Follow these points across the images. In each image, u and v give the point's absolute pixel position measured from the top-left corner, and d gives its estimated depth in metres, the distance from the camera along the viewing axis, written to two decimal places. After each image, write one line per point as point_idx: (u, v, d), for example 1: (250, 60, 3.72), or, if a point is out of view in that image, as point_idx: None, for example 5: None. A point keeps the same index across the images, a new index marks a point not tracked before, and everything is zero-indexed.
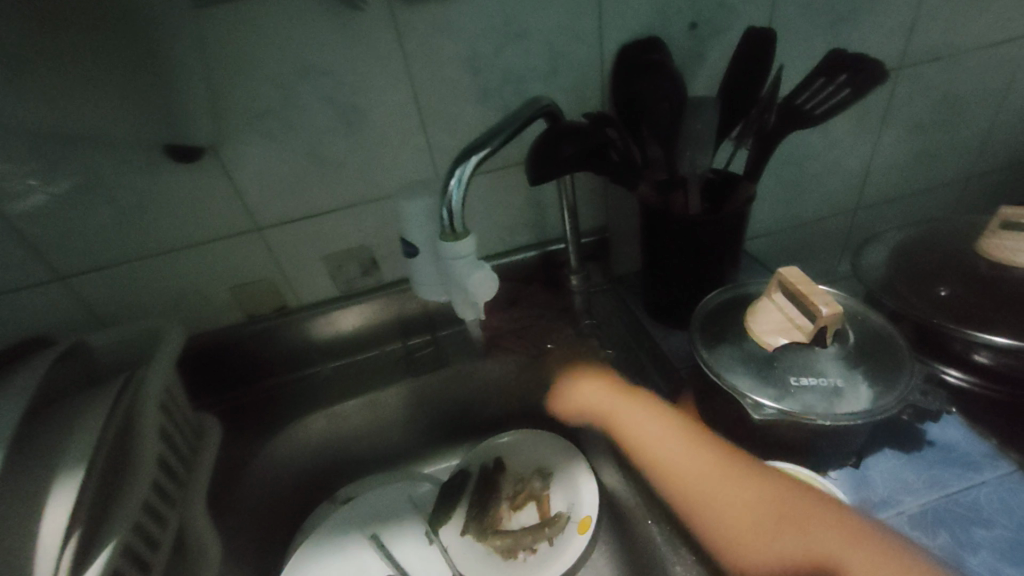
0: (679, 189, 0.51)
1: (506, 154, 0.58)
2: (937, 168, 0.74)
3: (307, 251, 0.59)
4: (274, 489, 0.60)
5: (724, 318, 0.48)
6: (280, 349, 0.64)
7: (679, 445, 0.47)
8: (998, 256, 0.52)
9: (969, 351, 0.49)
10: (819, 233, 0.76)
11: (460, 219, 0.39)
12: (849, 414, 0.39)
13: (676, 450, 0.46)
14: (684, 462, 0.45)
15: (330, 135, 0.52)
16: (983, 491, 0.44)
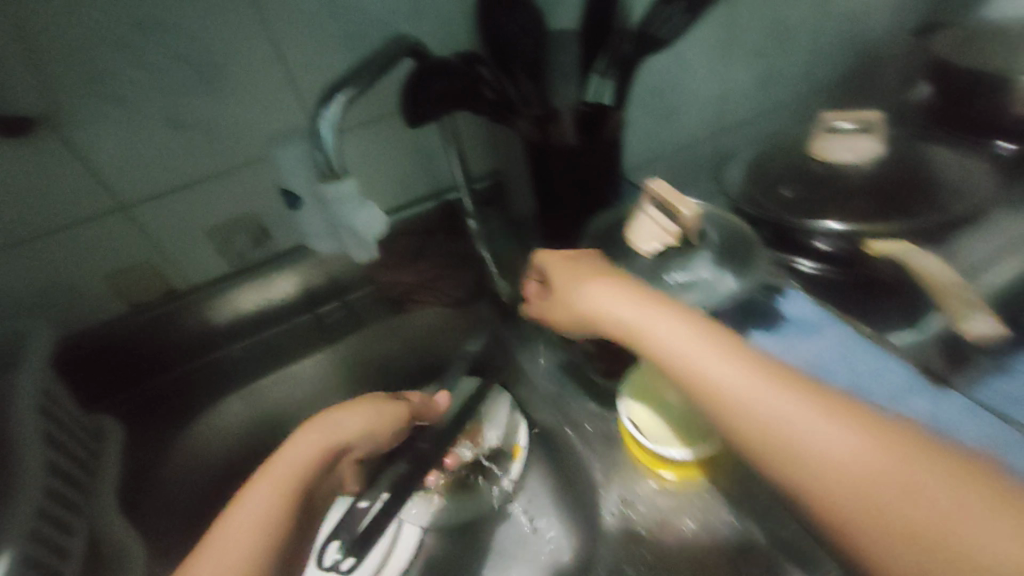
0: (554, 121, 0.54)
1: (386, 102, 0.57)
2: (781, 86, 0.84)
3: (187, 226, 0.56)
4: (201, 484, 0.57)
5: (610, 236, 0.53)
6: (176, 338, 0.60)
7: (710, 364, 0.35)
8: (823, 155, 0.61)
9: (812, 240, 0.56)
10: (692, 159, 0.84)
11: (340, 161, 0.39)
12: (719, 299, 0.46)
13: (719, 364, 0.34)
14: (724, 375, 0.34)
15: (187, 96, 0.49)
16: (827, 350, 0.52)
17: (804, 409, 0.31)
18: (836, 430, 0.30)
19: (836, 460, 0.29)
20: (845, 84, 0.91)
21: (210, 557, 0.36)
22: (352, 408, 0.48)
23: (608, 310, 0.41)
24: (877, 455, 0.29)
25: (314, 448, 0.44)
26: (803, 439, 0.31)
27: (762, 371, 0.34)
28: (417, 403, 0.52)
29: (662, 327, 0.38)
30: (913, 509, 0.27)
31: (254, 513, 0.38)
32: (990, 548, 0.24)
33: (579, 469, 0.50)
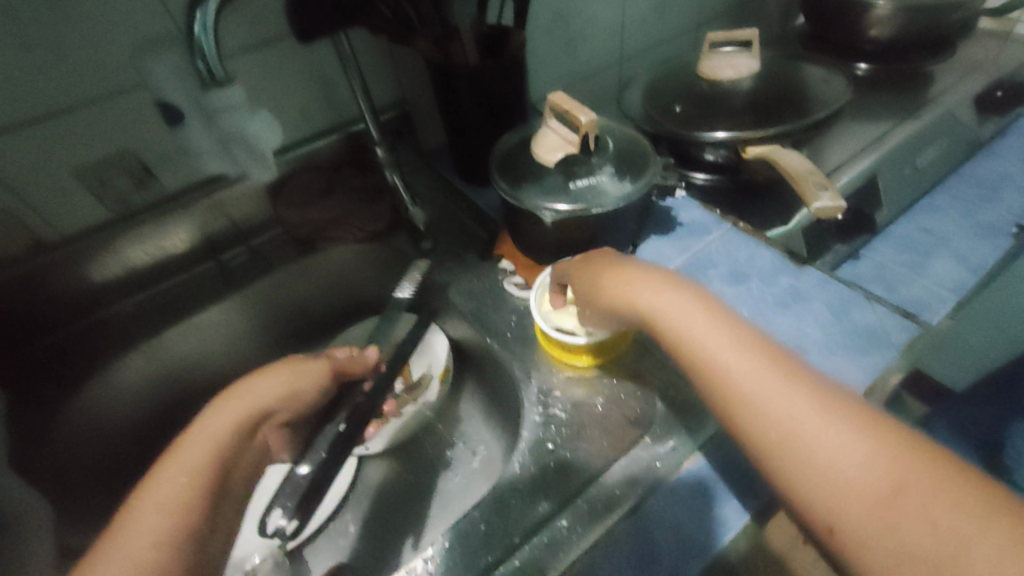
0: (455, 40, 0.52)
1: (273, 22, 0.53)
2: (675, 15, 0.88)
3: (48, 167, 0.49)
4: (109, 444, 0.55)
5: (517, 154, 0.54)
6: (52, 296, 0.54)
7: (721, 339, 0.35)
8: (711, 75, 0.65)
9: (702, 152, 0.62)
10: (597, 89, 0.86)
11: (221, 67, 0.36)
12: (616, 200, 0.48)
13: (731, 350, 0.35)
14: (730, 354, 0.34)
15: (25, 7, 0.42)
16: (715, 245, 0.58)
17: (780, 387, 0.31)
18: (803, 400, 0.30)
19: (805, 428, 0.29)
20: (733, 15, 0.97)
21: (118, 537, 0.32)
22: (267, 374, 0.45)
23: (632, 286, 0.41)
24: (843, 433, 0.28)
25: (228, 417, 0.41)
26: (779, 404, 0.31)
27: (763, 352, 0.34)
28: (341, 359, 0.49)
29: (675, 311, 0.38)
30: (862, 489, 0.26)
31: (166, 490, 0.35)
32: (937, 507, 0.24)
33: (503, 374, 0.53)
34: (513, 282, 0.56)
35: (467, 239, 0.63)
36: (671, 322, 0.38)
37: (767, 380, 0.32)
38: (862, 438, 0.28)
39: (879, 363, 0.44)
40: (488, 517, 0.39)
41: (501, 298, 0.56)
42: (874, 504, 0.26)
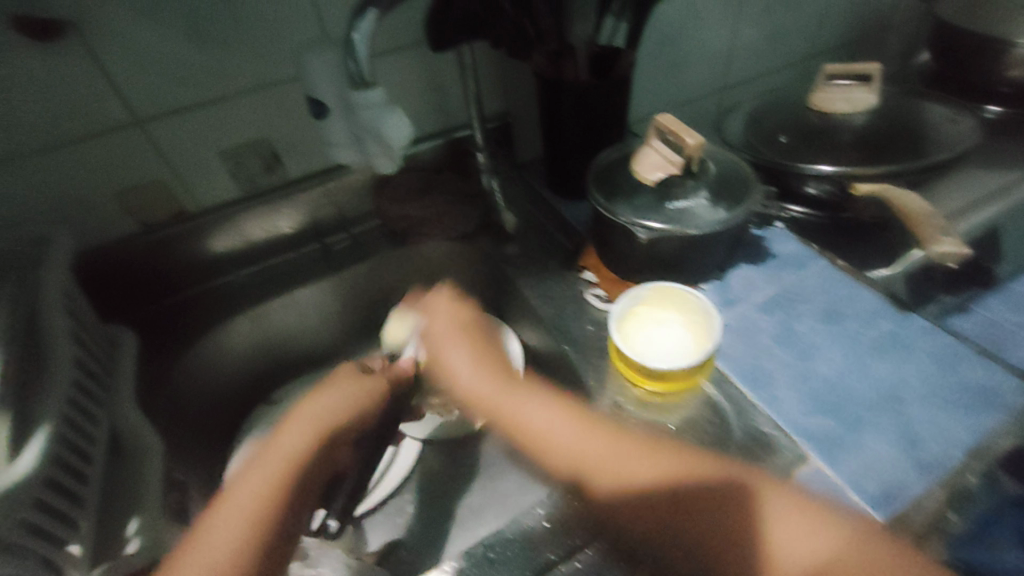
0: (568, 57, 0.56)
1: (404, 32, 0.58)
2: (785, 47, 0.86)
3: (199, 145, 0.56)
4: (211, 397, 0.60)
5: (615, 170, 0.55)
6: (182, 261, 0.62)
7: (599, 442, 0.43)
8: (823, 108, 0.63)
9: (802, 185, 0.60)
10: (693, 113, 0.86)
11: (369, 70, 0.42)
12: (714, 223, 0.48)
13: (580, 440, 0.43)
14: (597, 457, 0.42)
15: (209, 9, 0.49)
16: (809, 280, 0.55)
17: (608, 454, 0.42)
18: (607, 454, 0.42)
19: (631, 480, 0.39)
20: (847, 51, 0.94)
21: (208, 537, 0.37)
22: (329, 392, 0.49)
23: (454, 368, 0.53)
24: (638, 462, 0.40)
25: (301, 436, 0.45)
26: (606, 476, 0.40)
27: (550, 402, 0.47)
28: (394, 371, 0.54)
29: (522, 401, 0.48)
30: (721, 542, 0.36)
31: (247, 498, 0.40)
32: (786, 540, 0.35)
33: (575, 381, 0.53)
34: (594, 294, 0.57)
35: (552, 248, 0.65)
36: (544, 431, 0.45)
37: (642, 463, 0.40)
38: (711, 505, 0.37)
39: (987, 424, 0.41)
40: (552, 515, 0.40)
41: (580, 306, 0.57)
42: (719, 548, 0.36)
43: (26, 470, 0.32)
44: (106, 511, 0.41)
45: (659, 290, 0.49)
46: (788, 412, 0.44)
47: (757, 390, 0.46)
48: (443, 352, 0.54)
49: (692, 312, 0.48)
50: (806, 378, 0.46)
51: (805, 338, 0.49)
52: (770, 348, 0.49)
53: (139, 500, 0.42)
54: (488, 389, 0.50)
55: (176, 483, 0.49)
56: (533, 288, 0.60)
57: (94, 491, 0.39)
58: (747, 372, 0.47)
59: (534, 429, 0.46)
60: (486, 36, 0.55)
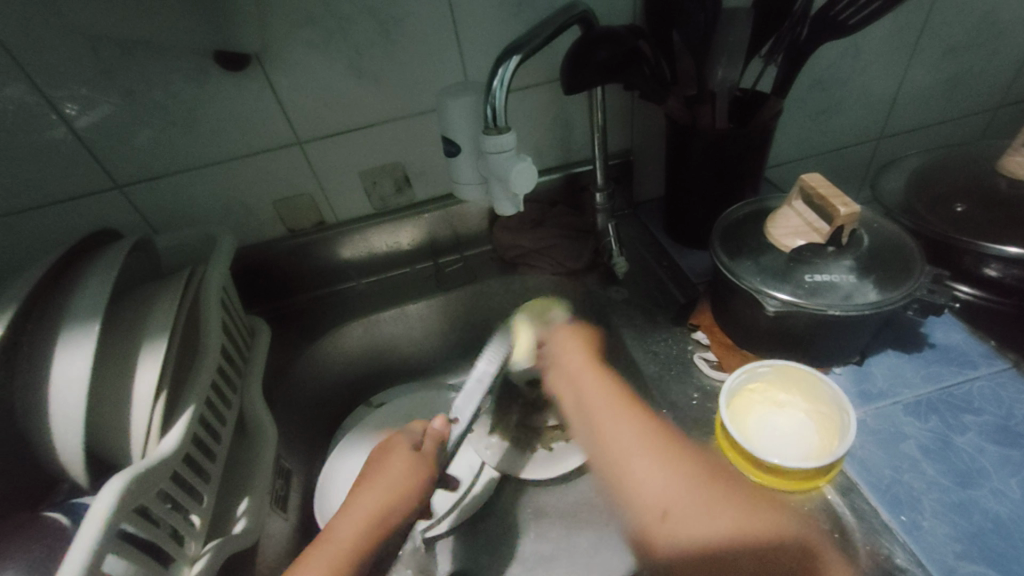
0: (707, 103, 0.52)
1: (540, 70, 0.59)
2: (969, 95, 0.74)
3: (344, 165, 0.62)
4: (323, 391, 0.66)
5: (744, 226, 0.51)
6: (315, 265, 0.68)
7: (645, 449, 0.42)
8: (1016, 171, 0.51)
9: (979, 265, 0.50)
10: (840, 162, 0.77)
11: (502, 116, 0.44)
12: (860, 306, 0.42)
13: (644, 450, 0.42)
14: (648, 466, 0.41)
15: (369, 47, 0.54)
16: (977, 386, 0.47)
17: (657, 466, 0.41)
18: (657, 474, 0.40)
19: (684, 514, 0.38)
20: None
21: (307, 569, 0.37)
22: (392, 465, 0.44)
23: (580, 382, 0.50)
24: (680, 487, 0.39)
25: (379, 496, 0.42)
26: (636, 473, 0.41)
27: (640, 421, 0.44)
28: (432, 432, 0.47)
29: (617, 422, 0.45)
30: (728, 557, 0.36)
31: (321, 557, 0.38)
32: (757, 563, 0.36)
33: None
34: (704, 357, 0.53)
35: (661, 299, 0.62)
36: (622, 456, 0.43)
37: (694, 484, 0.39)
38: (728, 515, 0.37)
39: None
40: None
41: (686, 368, 0.53)
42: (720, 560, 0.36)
43: (171, 448, 0.36)
44: (225, 489, 0.46)
45: (782, 370, 0.45)
46: (933, 546, 0.37)
47: (894, 510, 0.40)
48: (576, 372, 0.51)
49: (818, 405, 0.43)
50: (962, 508, 0.39)
51: (964, 457, 0.42)
52: (917, 461, 0.42)
53: (249, 483, 0.47)
54: (574, 406, 0.50)
55: (282, 471, 0.54)
56: (636, 338, 0.57)
57: (219, 470, 0.44)
58: (883, 486, 0.41)
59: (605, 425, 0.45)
60: (625, 79, 0.50)
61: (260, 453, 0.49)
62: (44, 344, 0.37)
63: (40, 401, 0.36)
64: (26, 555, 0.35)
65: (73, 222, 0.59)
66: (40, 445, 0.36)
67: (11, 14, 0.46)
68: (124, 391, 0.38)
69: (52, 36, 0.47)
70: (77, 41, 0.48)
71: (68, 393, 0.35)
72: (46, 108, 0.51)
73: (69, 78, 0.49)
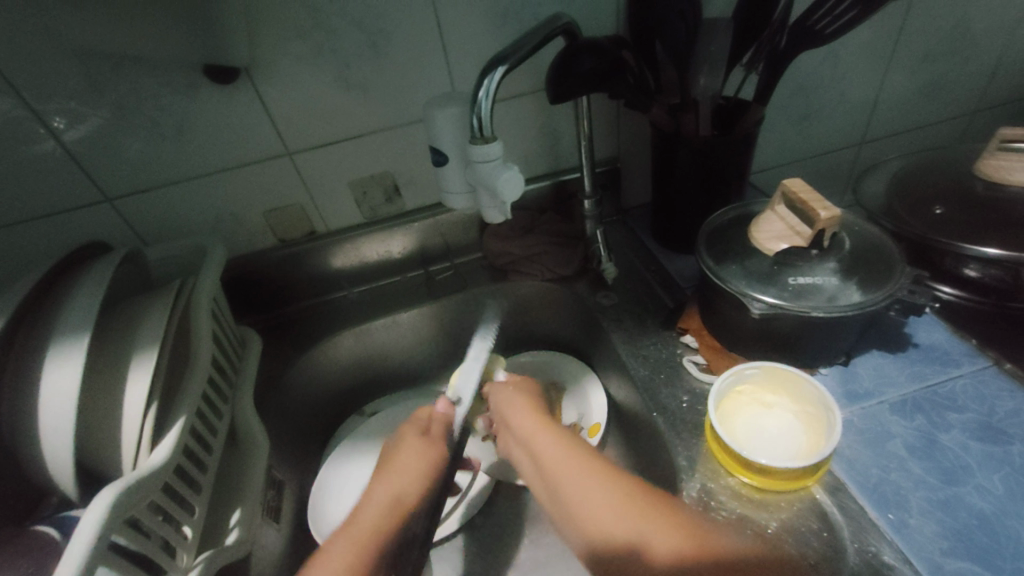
0: (690, 112, 0.53)
1: (527, 80, 0.60)
2: (947, 99, 0.76)
3: (334, 175, 0.63)
4: (315, 401, 0.66)
5: (729, 231, 0.52)
6: (306, 275, 0.69)
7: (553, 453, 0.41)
8: (994, 175, 0.52)
9: (960, 266, 0.51)
10: (823, 167, 0.79)
11: (489, 125, 0.44)
12: (842, 307, 0.43)
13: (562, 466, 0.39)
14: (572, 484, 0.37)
15: (358, 58, 0.55)
16: (961, 384, 0.48)
17: (590, 487, 0.36)
18: (581, 491, 0.36)
19: (601, 527, 0.34)
20: None
21: (328, 558, 0.35)
22: (404, 456, 0.43)
23: (507, 411, 0.47)
24: (590, 482, 0.37)
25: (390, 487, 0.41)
26: (563, 493, 0.37)
27: (552, 434, 0.43)
28: (436, 418, 0.48)
29: (541, 440, 0.42)
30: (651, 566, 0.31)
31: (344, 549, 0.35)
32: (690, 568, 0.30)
33: (662, 453, 0.50)
34: (693, 361, 0.54)
35: (650, 303, 0.62)
36: (538, 458, 0.41)
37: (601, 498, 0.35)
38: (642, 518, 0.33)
39: None
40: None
41: (676, 372, 0.54)
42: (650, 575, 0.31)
43: (161, 460, 0.36)
44: (216, 502, 0.46)
45: (769, 372, 0.46)
46: (921, 543, 0.38)
47: (882, 508, 0.40)
48: (501, 398, 0.49)
49: (805, 405, 0.44)
50: (948, 505, 0.40)
51: (949, 454, 0.43)
52: (904, 460, 0.43)
53: (241, 494, 0.46)
54: (513, 435, 0.46)
55: (275, 482, 0.54)
56: (626, 343, 0.58)
57: (210, 481, 0.44)
58: (871, 485, 0.42)
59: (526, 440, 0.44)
60: (609, 89, 0.51)
61: (252, 464, 0.49)
62: (33, 356, 0.37)
63: (29, 416, 0.35)
64: (15, 571, 0.34)
65: (62, 235, 0.59)
66: (29, 460, 0.36)
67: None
68: (113, 404, 0.38)
69: (40, 51, 0.47)
70: (65, 56, 0.48)
71: (58, 405, 0.35)
72: (35, 122, 0.51)
73: (58, 92, 0.50)
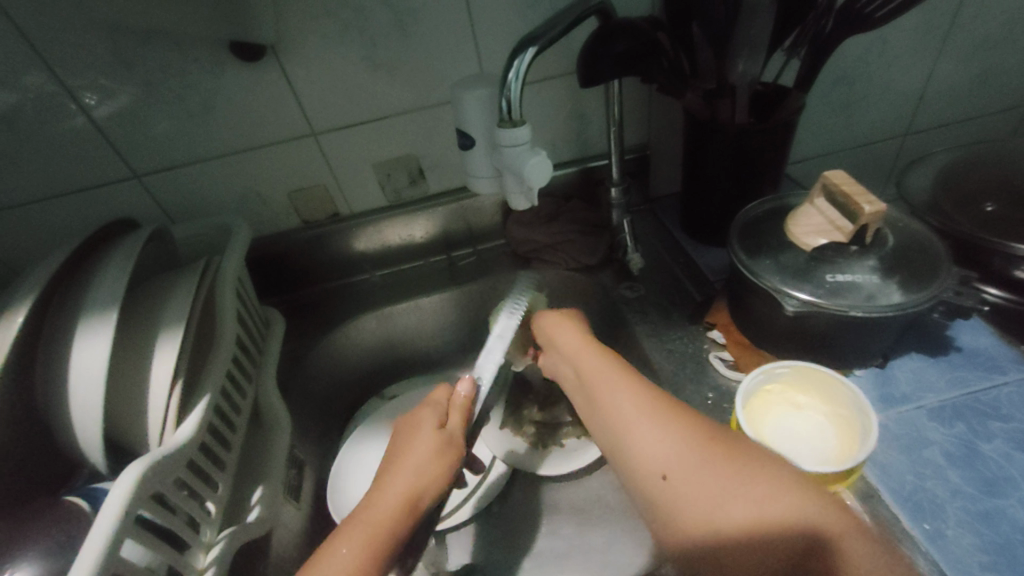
0: (727, 97, 0.50)
1: (558, 62, 0.58)
2: (1003, 89, 0.71)
3: (359, 158, 0.62)
4: (336, 382, 0.66)
5: (764, 224, 0.50)
6: (329, 257, 0.69)
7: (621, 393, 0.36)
8: None
9: (1010, 267, 0.48)
10: (864, 159, 0.75)
11: (518, 109, 0.43)
12: (883, 307, 0.41)
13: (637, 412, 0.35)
14: (645, 432, 0.33)
15: (385, 38, 0.54)
16: (1006, 392, 0.45)
17: (645, 424, 0.34)
18: (660, 437, 0.33)
19: (686, 476, 0.30)
20: None
21: (337, 552, 0.34)
22: (425, 447, 0.41)
23: (559, 346, 0.45)
24: (668, 432, 0.33)
25: (413, 475, 0.39)
26: (637, 439, 0.33)
27: (607, 361, 0.40)
28: (457, 400, 0.46)
29: (594, 368, 0.40)
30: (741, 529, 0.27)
31: (355, 541, 0.35)
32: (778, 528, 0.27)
33: None
34: (719, 357, 0.53)
35: (677, 296, 0.61)
36: (603, 394, 0.37)
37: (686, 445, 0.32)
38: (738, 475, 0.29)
39: None
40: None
41: (702, 368, 0.52)
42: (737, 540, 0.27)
43: (186, 437, 0.37)
44: (240, 479, 0.47)
45: (801, 372, 0.44)
46: (956, 556, 0.36)
47: (917, 517, 0.39)
48: (554, 335, 0.46)
49: (838, 407, 0.42)
50: (987, 518, 0.38)
51: (992, 465, 0.41)
52: (941, 469, 0.41)
53: (263, 473, 0.47)
54: (566, 369, 0.43)
55: (295, 461, 0.55)
56: (650, 336, 0.57)
57: (234, 459, 0.44)
58: (906, 493, 0.40)
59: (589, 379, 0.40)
60: (642, 72, 0.49)
61: (274, 443, 0.49)
62: (65, 331, 0.37)
63: (61, 389, 0.36)
64: (45, 541, 0.35)
65: (94, 211, 0.60)
66: (62, 432, 0.37)
67: (32, 4, 0.46)
68: (141, 381, 0.38)
69: (72, 27, 0.47)
70: (97, 31, 0.48)
71: (88, 381, 0.36)
72: (67, 98, 0.51)
73: (89, 68, 0.50)
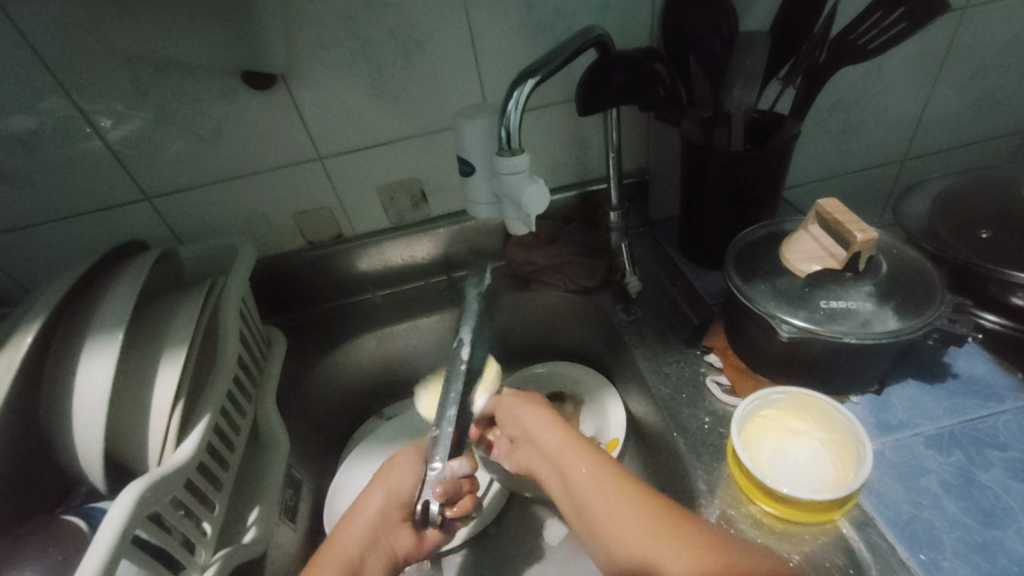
0: (722, 125, 0.51)
1: (558, 89, 0.60)
2: (998, 116, 0.72)
3: (362, 181, 0.64)
4: (337, 400, 0.67)
5: (760, 249, 0.50)
6: (331, 277, 0.70)
7: (590, 481, 0.40)
8: None
9: (1006, 294, 0.48)
10: (862, 185, 0.76)
11: (516, 138, 0.44)
12: (876, 334, 0.41)
13: (606, 495, 0.39)
14: (617, 514, 0.37)
15: (391, 67, 0.56)
16: (1004, 421, 0.45)
17: (615, 505, 0.38)
18: (626, 515, 0.37)
19: (651, 559, 0.34)
20: None
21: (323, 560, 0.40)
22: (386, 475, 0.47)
23: (535, 433, 0.47)
24: (636, 513, 0.36)
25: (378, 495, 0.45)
26: (608, 523, 0.37)
27: (570, 445, 0.44)
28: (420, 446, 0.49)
29: (572, 464, 0.42)
30: None
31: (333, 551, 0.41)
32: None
33: (680, 475, 0.49)
34: (716, 381, 0.53)
35: (675, 319, 0.61)
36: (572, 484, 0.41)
37: (646, 526, 0.35)
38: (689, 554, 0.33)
39: None
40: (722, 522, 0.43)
41: (698, 391, 0.52)
42: None
43: (185, 458, 0.37)
44: (236, 500, 0.47)
45: (795, 398, 0.45)
46: None
47: (913, 547, 0.38)
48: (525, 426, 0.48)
49: (832, 434, 0.43)
50: (985, 549, 0.37)
51: (989, 495, 0.40)
52: (938, 498, 0.41)
53: (259, 494, 0.47)
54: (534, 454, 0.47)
55: (293, 482, 0.55)
56: (647, 360, 0.57)
57: (230, 479, 0.45)
58: (902, 522, 0.40)
59: (557, 467, 0.43)
60: (639, 102, 0.50)
61: (270, 462, 0.50)
62: (71, 351, 0.38)
63: (65, 407, 0.37)
64: (42, 559, 0.36)
65: (106, 231, 0.61)
66: (62, 449, 0.38)
67: (54, 34, 0.48)
68: (143, 399, 0.39)
69: (91, 55, 0.50)
70: (115, 60, 0.50)
71: (91, 399, 0.36)
72: (82, 122, 0.53)
73: (106, 94, 0.52)
